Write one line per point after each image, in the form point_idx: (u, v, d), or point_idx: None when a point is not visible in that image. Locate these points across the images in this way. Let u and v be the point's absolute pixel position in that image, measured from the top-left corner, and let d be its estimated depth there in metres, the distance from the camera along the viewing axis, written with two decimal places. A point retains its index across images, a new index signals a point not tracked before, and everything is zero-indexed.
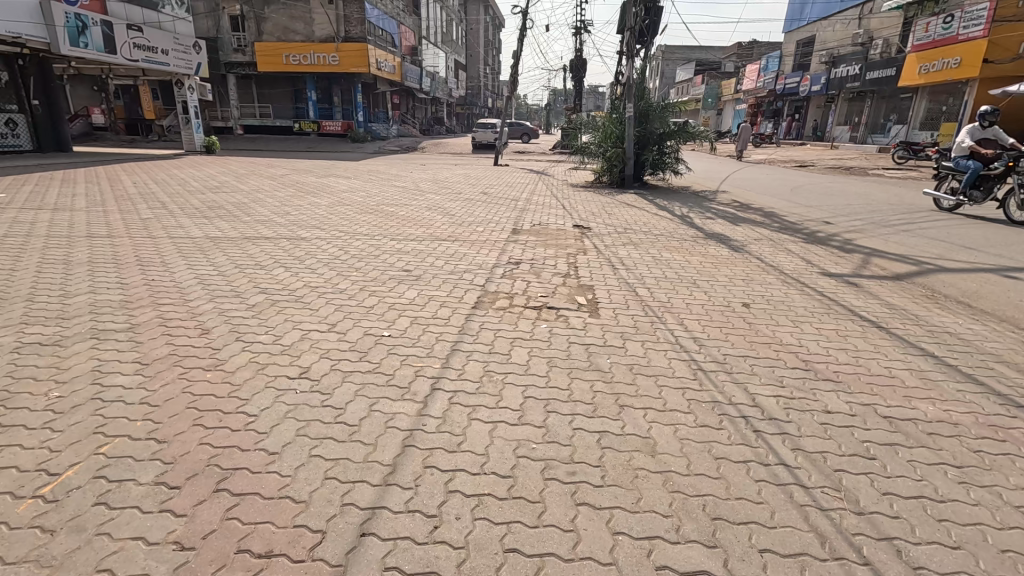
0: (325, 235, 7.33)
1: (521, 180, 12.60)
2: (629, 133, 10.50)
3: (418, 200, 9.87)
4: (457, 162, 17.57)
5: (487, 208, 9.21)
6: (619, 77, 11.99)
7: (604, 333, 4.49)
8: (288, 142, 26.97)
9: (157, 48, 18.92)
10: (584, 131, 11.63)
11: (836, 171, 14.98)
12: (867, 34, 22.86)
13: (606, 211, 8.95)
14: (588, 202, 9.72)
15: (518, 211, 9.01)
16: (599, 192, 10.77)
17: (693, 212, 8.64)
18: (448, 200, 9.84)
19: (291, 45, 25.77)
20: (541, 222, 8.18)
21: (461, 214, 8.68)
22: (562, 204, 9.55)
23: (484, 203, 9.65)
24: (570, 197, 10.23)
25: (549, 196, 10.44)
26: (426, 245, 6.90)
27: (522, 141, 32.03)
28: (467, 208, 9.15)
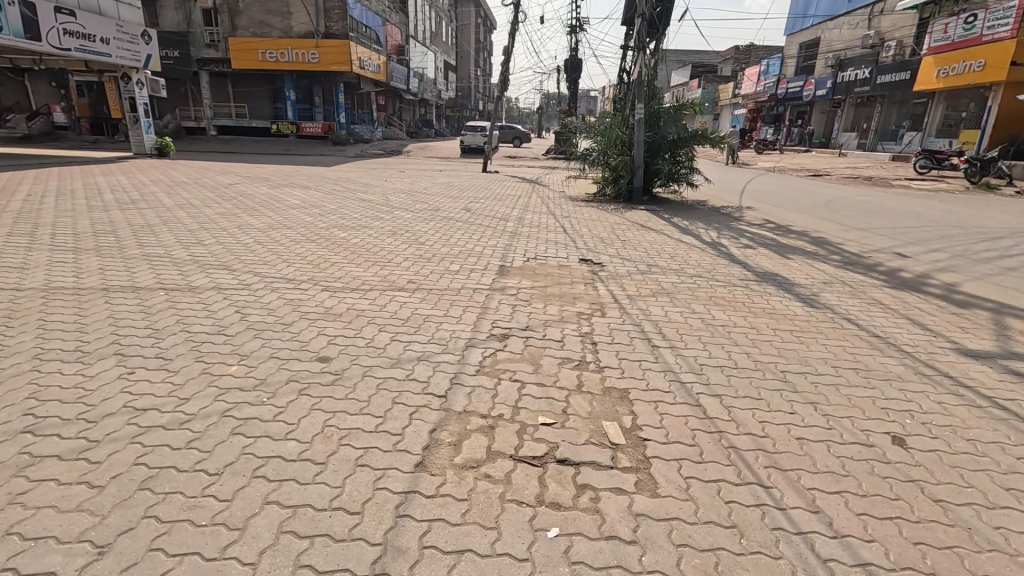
0: (269, 277, 5.89)
1: (511, 192, 11.18)
2: (639, 137, 9.17)
3: (391, 220, 8.44)
4: (441, 169, 16.15)
5: (472, 232, 7.81)
6: (624, 76, 10.76)
7: (683, 557, 2.41)
8: (265, 145, 25.36)
9: (94, 36, 17.13)
10: (584, 136, 10.23)
11: (854, 181, 13.81)
12: (877, 36, 21.80)
13: (616, 236, 7.57)
14: (597, 223, 8.31)
15: (510, 237, 7.61)
16: (604, 209, 9.38)
17: (723, 240, 7.29)
18: (427, 221, 8.42)
19: (266, 41, 24.13)
20: (541, 254, 6.79)
21: (442, 242, 7.28)
22: (561, 227, 8.15)
23: (468, 224, 8.23)
24: (569, 217, 8.81)
25: (545, 215, 9.03)
26: (392, 295, 5.48)
27: (513, 145, 30.90)
28: (451, 233, 7.74)
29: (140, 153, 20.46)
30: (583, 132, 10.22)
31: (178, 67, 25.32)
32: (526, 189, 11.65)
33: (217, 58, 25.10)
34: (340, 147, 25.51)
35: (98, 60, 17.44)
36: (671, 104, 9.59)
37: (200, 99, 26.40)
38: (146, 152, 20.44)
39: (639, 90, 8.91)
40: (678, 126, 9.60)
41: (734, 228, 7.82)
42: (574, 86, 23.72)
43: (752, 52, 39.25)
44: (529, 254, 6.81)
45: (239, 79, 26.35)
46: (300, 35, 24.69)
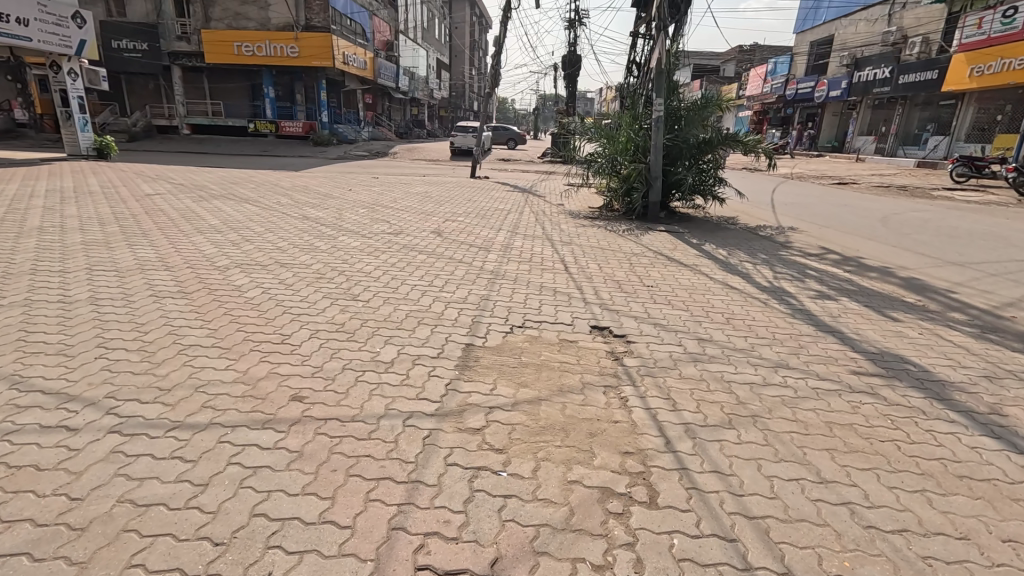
0: (37, 380, 3.67)
1: (500, 206, 9.60)
2: (657, 140, 7.66)
3: (352, 252, 6.85)
4: (425, 174, 14.56)
5: (451, 272, 6.21)
6: (636, 68, 9.27)
7: None
8: (240, 145, 23.74)
9: (11, 16, 15.35)
10: (588, 136, 8.64)
11: (887, 191, 12.34)
12: (900, 33, 20.35)
13: (631, 278, 6.04)
14: (611, 256, 6.72)
15: (497, 278, 6.05)
16: (612, 232, 7.80)
17: (784, 288, 5.73)
18: (397, 254, 6.80)
19: (241, 33, 22.50)
20: (544, 308, 5.21)
21: (411, 289, 5.65)
22: (562, 261, 6.58)
23: (445, 260, 6.61)
24: (573, 244, 7.22)
25: (544, 240, 7.44)
26: (227, 442, 3.04)
27: (507, 147, 29.22)
28: (424, 274, 6.13)
29: (74, 153, 18.71)
30: (586, 132, 8.65)
31: (147, 61, 23.68)
32: (517, 201, 10.05)
33: (189, 51, 23.40)
34: (320, 148, 23.77)
35: (16, 43, 15.63)
36: (695, 100, 8.12)
37: (172, 96, 24.79)
38: (80, 152, 18.67)
39: (659, 82, 7.38)
40: (703, 127, 8.13)
41: (787, 270, 6.24)
42: (571, 84, 22.17)
43: (756, 52, 37.88)
44: (524, 308, 5.19)
45: (215, 75, 25.02)
46: (278, 28, 23.00)
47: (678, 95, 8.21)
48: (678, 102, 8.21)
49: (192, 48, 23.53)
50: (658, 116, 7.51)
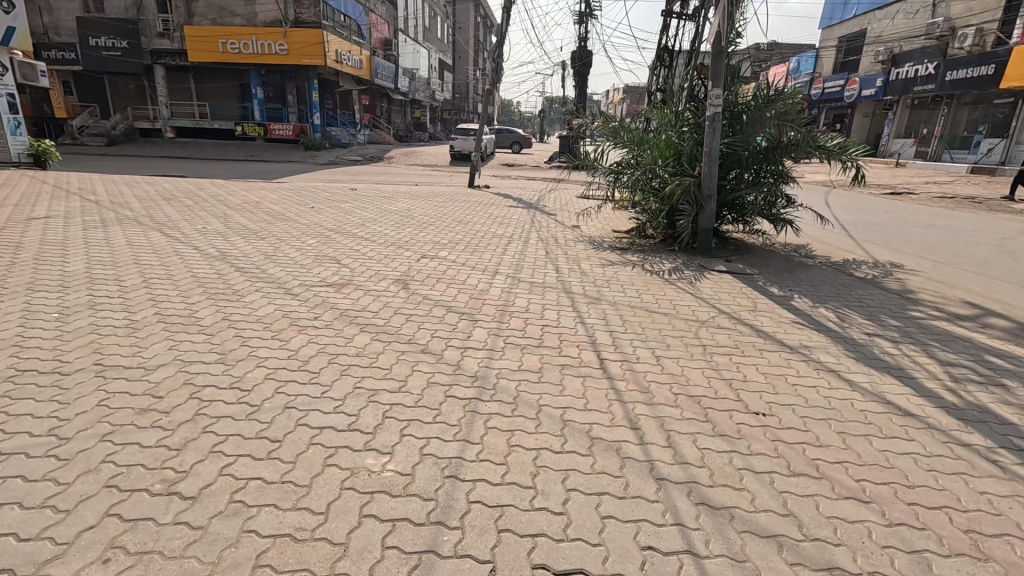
0: None
1: (502, 234, 7.95)
2: (714, 149, 5.98)
3: (276, 327, 5.12)
4: (416, 182, 12.92)
5: (411, 395, 4.10)
6: (667, 57, 7.68)
7: None
8: (226, 150, 22.16)
9: None
10: (616, 139, 6.97)
11: (952, 201, 10.68)
12: (947, 24, 18.42)
13: (682, 422, 3.82)
14: (658, 349, 4.83)
15: (487, 400, 4.05)
16: (654, 280, 6.12)
17: (995, 411, 3.83)
18: (352, 333, 5.05)
19: (227, 30, 21.10)
20: (569, 531, 2.83)
21: (306, 450, 3.47)
22: (590, 352, 4.74)
23: (412, 348, 4.79)
24: (610, 319, 5.41)
25: (570, 302, 5.74)
26: None
27: (511, 150, 27.52)
28: (354, 405, 3.98)
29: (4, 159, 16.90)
30: (611, 134, 6.98)
31: (127, 60, 22.12)
32: (522, 223, 8.41)
33: (173, 50, 21.86)
34: (312, 153, 22.20)
35: None
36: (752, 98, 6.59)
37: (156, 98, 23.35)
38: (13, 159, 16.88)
39: (716, 65, 5.69)
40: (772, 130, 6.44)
41: (956, 357, 4.52)
42: (580, 82, 20.41)
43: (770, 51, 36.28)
44: (538, 549, 2.71)
45: (203, 75, 23.71)
46: (266, 24, 21.39)
47: (733, 92, 6.63)
48: (732, 101, 6.70)
49: (176, 46, 22.00)
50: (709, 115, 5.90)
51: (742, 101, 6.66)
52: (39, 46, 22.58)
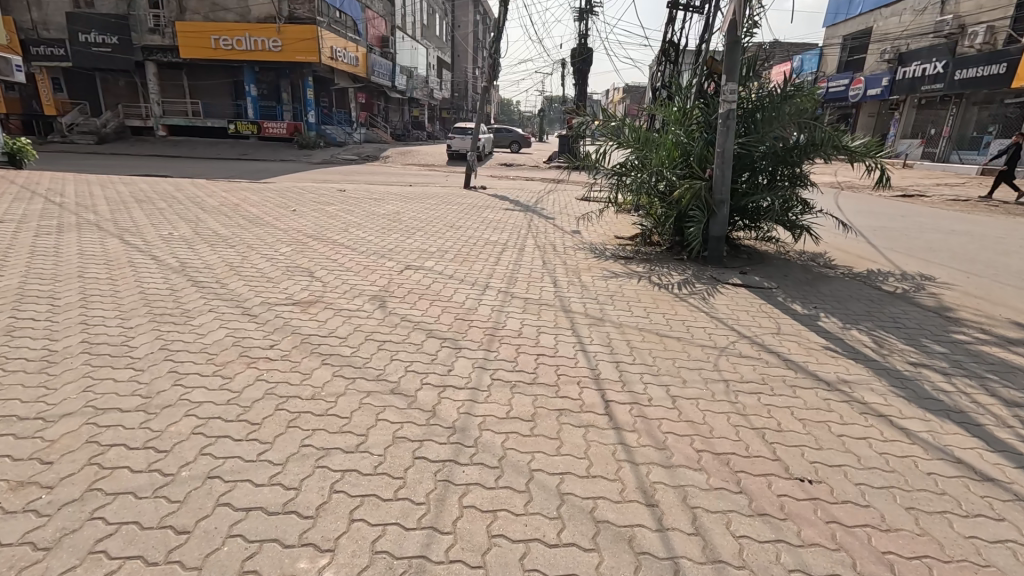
0: None
1: (503, 212, 7.15)
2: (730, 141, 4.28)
3: (245, 256, 4.06)
4: (410, 182, 12.40)
5: (416, 320, 2.92)
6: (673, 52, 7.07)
7: None
8: (218, 148, 21.70)
9: None
10: (606, 133, 5.22)
11: (969, 204, 10.19)
12: (957, 21, 16.55)
13: (781, 358, 2.66)
14: (724, 297, 3.67)
15: (507, 327, 2.87)
16: (661, 294, 3.70)
17: None
18: (340, 266, 3.93)
19: (219, 25, 20.61)
20: (609, 563, 1.32)
21: (239, 360, 2.31)
22: (636, 295, 3.61)
23: (412, 280, 3.66)
24: (652, 274, 4.23)
25: (600, 260, 4.63)
26: None
27: (510, 150, 26.99)
28: (326, 323, 2.81)
29: None
30: (603, 126, 5.22)
31: (117, 56, 21.63)
32: (523, 207, 7.71)
33: (164, 46, 21.35)
34: (306, 152, 21.76)
35: None
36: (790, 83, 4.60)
37: (148, 95, 22.82)
38: None
39: (732, 57, 4.16)
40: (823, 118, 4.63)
41: None
42: (581, 81, 19.88)
43: None
44: (575, 538, 1.40)
45: (195, 72, 23.18)
46: (259, 20, 20.90)
47: (752, 84, 4.71)
48: (753, 91, 4.71)
49: (167, 42, 21.50)
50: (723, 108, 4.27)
51: (767, 92, 4.70)
52: (27, 42, 22.03)
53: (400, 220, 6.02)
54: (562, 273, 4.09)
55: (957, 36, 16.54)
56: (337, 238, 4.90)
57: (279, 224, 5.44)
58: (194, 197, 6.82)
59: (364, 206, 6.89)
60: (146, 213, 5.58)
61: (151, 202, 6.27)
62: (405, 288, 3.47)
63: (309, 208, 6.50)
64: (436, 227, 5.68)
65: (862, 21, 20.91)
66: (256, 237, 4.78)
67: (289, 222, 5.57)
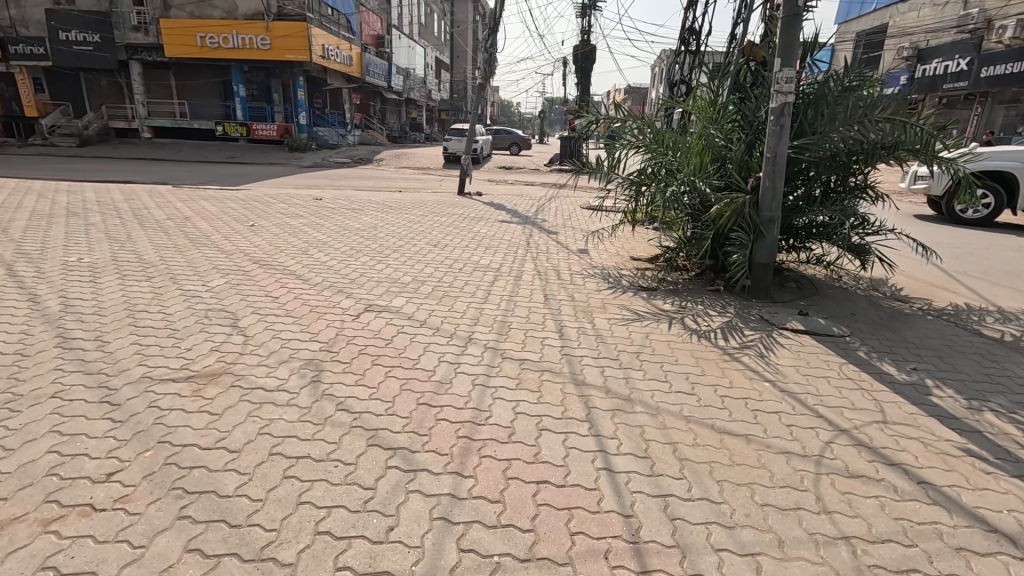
0: None
1: (498, 225, 6.18)
2: (782, 140, 3.33)
3: (159, 293, 3.14)
4: (400, 186, 11.45)
5: (356, 413, 1.96)
6: (692, 43, 6.17)
7: None
8: (205, 151, 20.79)
9: None
10: (620, 134, 4.27)
11: None
12: (983, 15, 15.58)
13: (914, 482, 1.71)
14: (789, 355, 2.72)
15: (490, 423, 1.93)
16: (702, 350, 2.77)
17: None
18: (278, 309, 2.99)
19: (205, 22, 19.77)
20: None
21: (32, 516, 1.37)
22: (670, 354, 2.65)
23: (368, 333, 2.72)
24: (686, 314, 3.29)
25: (619, 292, 3.67)
26: None
27: (509, 152, 26.02)
28: (216, 423, 1.86)
29: None
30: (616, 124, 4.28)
31: (99, 54, 20.69)
32: (522, 218, 6.75)
33: (148, 44, 20.45)
34: (296, 154, 20.84)
35: None
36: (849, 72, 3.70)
37: (133, 95, 21.91)
38: None
39: (789, 36, 3.22)
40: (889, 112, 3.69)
41: None
42: (583, 81, 18.95)
43: None
44: None
45: (183, 71, 22.29)
46: (247, 17, 20.03)
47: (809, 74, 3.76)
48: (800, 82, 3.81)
49: (151, 40, 20.60)
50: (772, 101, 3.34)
51: (819, 85, 3.79)
52: (6, 40, 21.13)
53: (375, 237, 5.08)
54: (570, 315, 3.15)
55: (982, 32, 15.58)
56: (289, 264, 3.98)
57: (224, 244, 4.51)
58: (139, 209, 5.89)
59: (337, 219, 5.94)
60: (68, 232, 4.65)
61: (85, 216, 5.35)
62: (356, 347, 2.53)
63: (271, 222, 5.57)
64: (417, 247, 4.74)
65: (877, 17, 19.93)
66: (187, 262, 3.85)
67: (238, 241, 4.63)
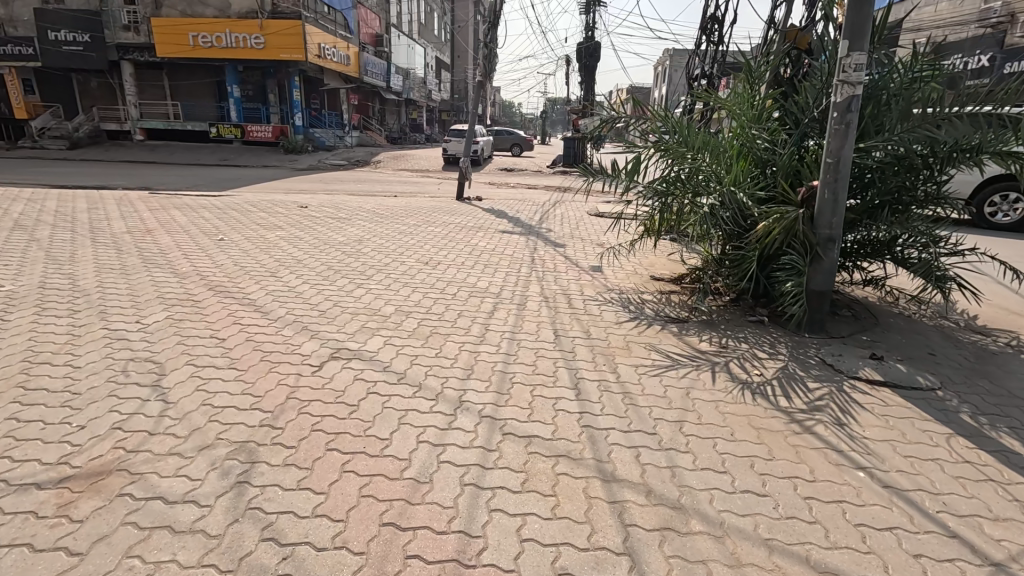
0: None
1: (499, 237, 5.53)
2: (846, 144, 2.70)
3: (77, 336, 2.53)
4: (395, 190, 10.82)
5: (288, 546, 1.34)
6: (713, 35, 5.56)
7: None
8: (198, 154, 20.23)
9: None
10: (639, 135, 3.65)
11: None
12: (1006, 8, 14.87)
13: None
14: (877, 422, 2.09)
15: (484, 566, 1.31)
16: (761, 414, 2.14)
17: None
18: (220, 358, 2.38)
19: (198, 21, 19.23)
20: None
21: None
22: (721, 424, 2.03)
23: (329, 395, 2.10)
24: (731, 357, 2.66)
25: (644, 326, 3.05)
26: None
27: (511, 153, 25.37)
28: (74, 573, 1.25)
29: None
30: (635, 124, 3.65)
31: (89, 54, 20.14)
32: (525, 228, 6.11)
33: (139, 44, 19.92)
34: (290, 156, 20.24)
35: None
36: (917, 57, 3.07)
37: (125, 96, 21.35)
38: None
39: (859, 13, 2.58)
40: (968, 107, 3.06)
41: None
42: (587, 80, 18.29)
43: None
44: None
45: (176, 72, 21.76)
46: (240, 15, 19.47)
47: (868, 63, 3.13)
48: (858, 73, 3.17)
49: (142, 40, 20.05)
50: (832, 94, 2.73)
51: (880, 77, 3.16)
52: None
53: (358, 253, 4.46)
54: (586, 362, 2.53)
55: (1005, 26, 14.89)
56: (251, 290, 3.37)
57: (180, 264, 3.90)
58: (98, 220, 5.29)
59: (318, 231, 5.34)
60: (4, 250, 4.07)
61: (32, 229, 4.74)
62: (309, 420, 1.92)
63: (243, 235, 4.96)
64: (405, 266, 4.12)
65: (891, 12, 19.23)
66: (128, 290, 3.25)
67: (199, 261, 4.03)
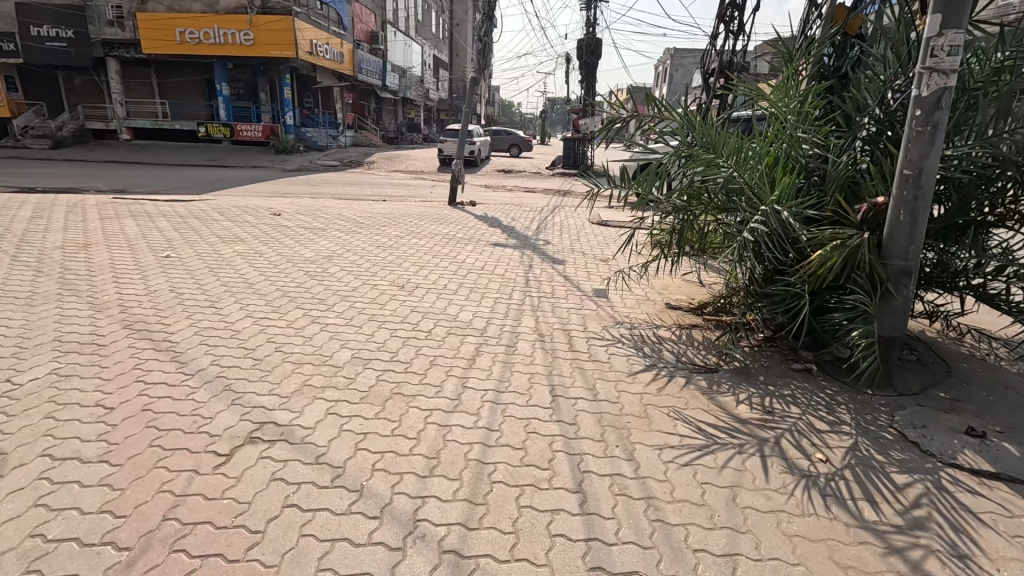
0: None
1: (490, 251, 4.89)
2: (935, 151, 2.08)
3: None
4: (383, 194, 10.15)
5: None
6: (732, 25, 4.94)
7: None
8: (185, 154, 19.59)
9: None
10: (659, 136, 2.99)
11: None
12: None
13: None
14: (1014, 554, 1.45)
15: None
16: (845, 537, 1.50)
17: None
18: (92, 444, 1.74)
19: (185, 16, 18.60)
20: None
21: None
22: (793, 563, 1.39)
23: (225, 514, 1.46)
24: (783, 433, 2.02)
25: (665, 380, 2.41)
26: None
27: (509, 153, 24.73)
28: None
29: None
30: (654, 122, 3.00)
31: (73, 51, 19.49)
32: (520, 239, 5.46)
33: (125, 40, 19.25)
34: (281, 157, 19.61)
35: None
36: (1007, 41, 2.44)
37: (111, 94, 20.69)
38: None
39: None
40: None
41: None
42: (587, 78, 17.62)
43: None
44: None
45: (164, 69, 21.11)
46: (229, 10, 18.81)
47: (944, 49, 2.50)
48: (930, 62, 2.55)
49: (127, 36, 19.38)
50: (914, 87, 2.11)
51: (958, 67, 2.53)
52: None
53: (323, 275, 3.82)
54: (592, 442, 1.90)
55: None
56: (174, 329, 2.71)
57: (105, 291, 3.27)
58: (34, 232, 4.64)
59: (284, 245, 4.70)
60: None
61: None
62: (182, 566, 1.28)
63: (194, 251, 4.31)
64: (376, 292, 3.49)
65: None
66: (19, 331, 2.62)
67: (129, 286, 3.39)
